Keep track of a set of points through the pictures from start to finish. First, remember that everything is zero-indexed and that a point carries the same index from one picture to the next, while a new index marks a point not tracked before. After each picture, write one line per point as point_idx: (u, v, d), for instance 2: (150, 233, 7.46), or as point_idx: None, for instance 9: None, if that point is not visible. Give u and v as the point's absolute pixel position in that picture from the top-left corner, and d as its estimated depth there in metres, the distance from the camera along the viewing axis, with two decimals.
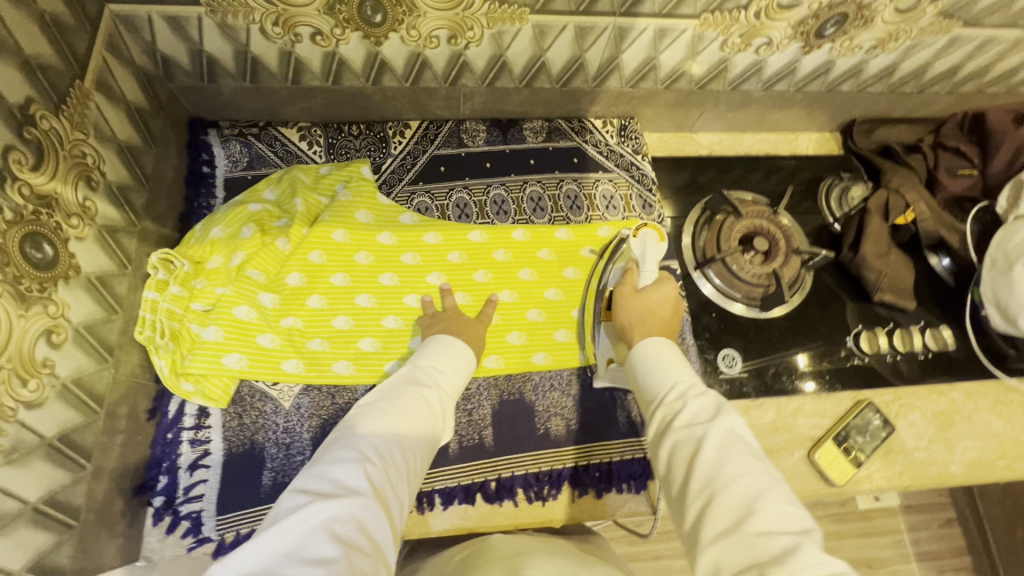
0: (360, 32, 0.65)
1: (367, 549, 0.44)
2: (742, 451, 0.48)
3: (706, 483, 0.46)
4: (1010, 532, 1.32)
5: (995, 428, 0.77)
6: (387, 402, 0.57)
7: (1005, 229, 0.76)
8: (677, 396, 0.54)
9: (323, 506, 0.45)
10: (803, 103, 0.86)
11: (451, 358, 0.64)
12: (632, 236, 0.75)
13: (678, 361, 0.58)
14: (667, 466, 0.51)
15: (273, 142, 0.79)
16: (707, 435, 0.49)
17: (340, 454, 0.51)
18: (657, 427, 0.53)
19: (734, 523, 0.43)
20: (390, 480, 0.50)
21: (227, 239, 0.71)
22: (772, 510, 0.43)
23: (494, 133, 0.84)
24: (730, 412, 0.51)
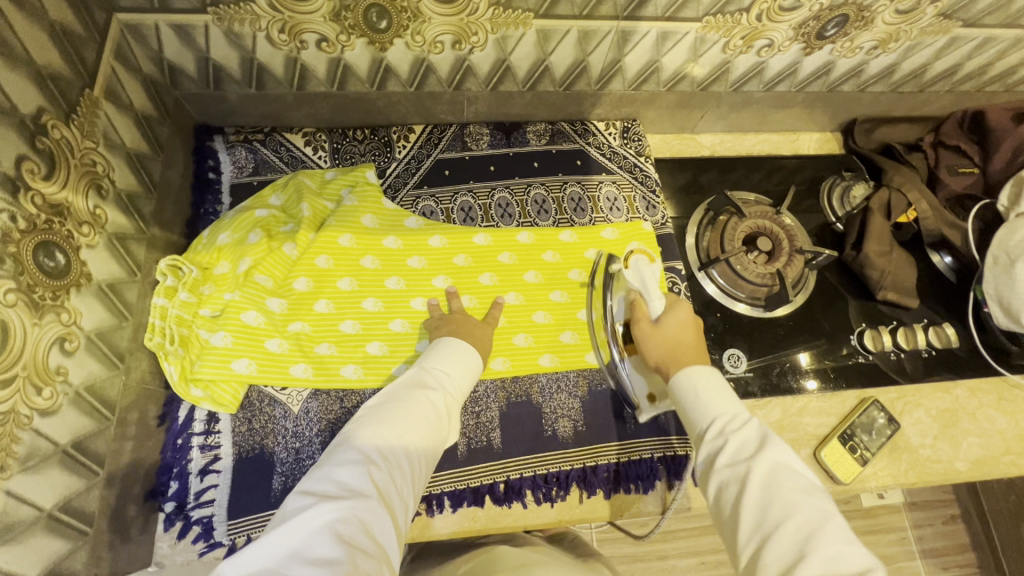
0: (366, 38, 0.65)
1: (368, 550, 0.45)
2: (791, 487, 0.47)
3: (757, 526, 0.46)
4: (1014, 528, 1.32)
5: (999, 425, 0.78)
6: (392, 404, 0.58)
7: (1007, 226, 0.76)
8: (716, 433, 0.54)
9: (328, 509, 0.46)
10: (804, 103, 0.86)
11: (458, 360, 0.65)
12: (625, 266, 0.73)
13: (719, 392, 0.57)
14: (716, 506, 0.51)
15: (278, 148, 0.80)
16: (751, 473, 0.49)
17: (345, 455, 0.53)
18: (703, 465, 0.53)
19: (787, 566, 0.43)
20: (393, 482, 0.51)
21: (234, 244, 0.72)
22: (829, 550, 0.43)
23: (498, 136, 0.85)
24: (775, 444, 0.50)
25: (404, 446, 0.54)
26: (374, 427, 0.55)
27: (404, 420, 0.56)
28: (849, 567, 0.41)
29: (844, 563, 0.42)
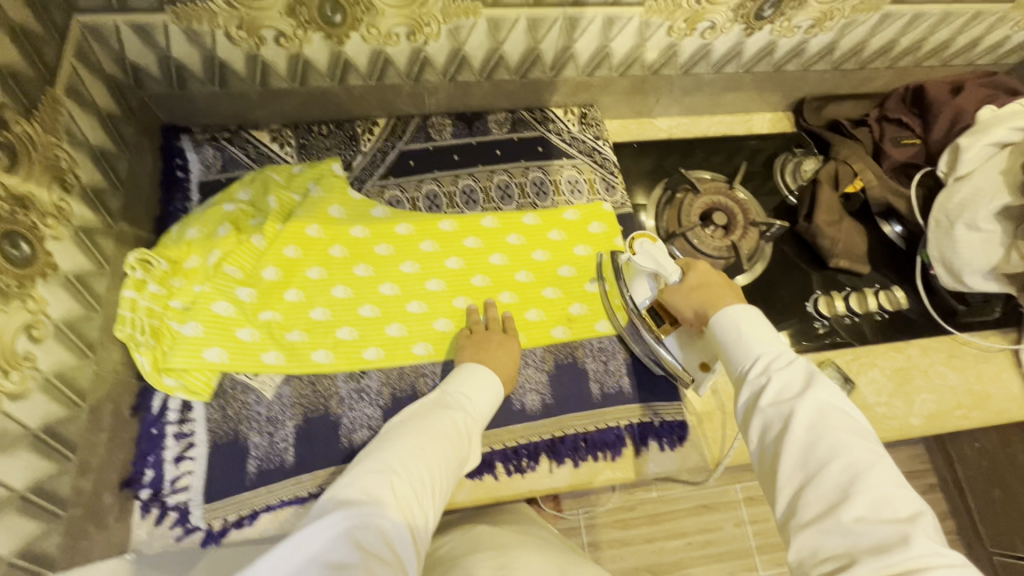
0: (322, 32, 0.68)
1: (388, 558, 0.44)
2: (839, 429, 0.47)
3: (801, 467, 0.46)
4: (988, 492, 1.35)
5: (951, 380, 0.82)
6: (416, 421, 0.58)
7: (947, 190, 0.81)
8: (759, 371, 0.53)
9: (346, 513, 0.46)
10: (753, 84, 0.90)
11: (484, 381, 0.65)
12: (631, 255, 0.68)
13: (764, 334, 0.56)
14: (756, 448, 0.51)
15: (245, 145, 0.82)
16: (798, 414, 0.48)
17: (368, 463, 0.52)
18: (745, 408, 0.53)
19: (830, 507, 0.43)
20: (415, 494, 0.50)
21: (203, 238, 0.73)
22: (874, 493, 0.43)
23: (460, 127, 0.88)
24: (823, 384, 0.50)
25: (426, 460, 0.53)
26: (398, 441, 0.55)
27: (425, 435, 0.56)
28: (898, 511, 0.41)
29: (894, 506, 0.42)
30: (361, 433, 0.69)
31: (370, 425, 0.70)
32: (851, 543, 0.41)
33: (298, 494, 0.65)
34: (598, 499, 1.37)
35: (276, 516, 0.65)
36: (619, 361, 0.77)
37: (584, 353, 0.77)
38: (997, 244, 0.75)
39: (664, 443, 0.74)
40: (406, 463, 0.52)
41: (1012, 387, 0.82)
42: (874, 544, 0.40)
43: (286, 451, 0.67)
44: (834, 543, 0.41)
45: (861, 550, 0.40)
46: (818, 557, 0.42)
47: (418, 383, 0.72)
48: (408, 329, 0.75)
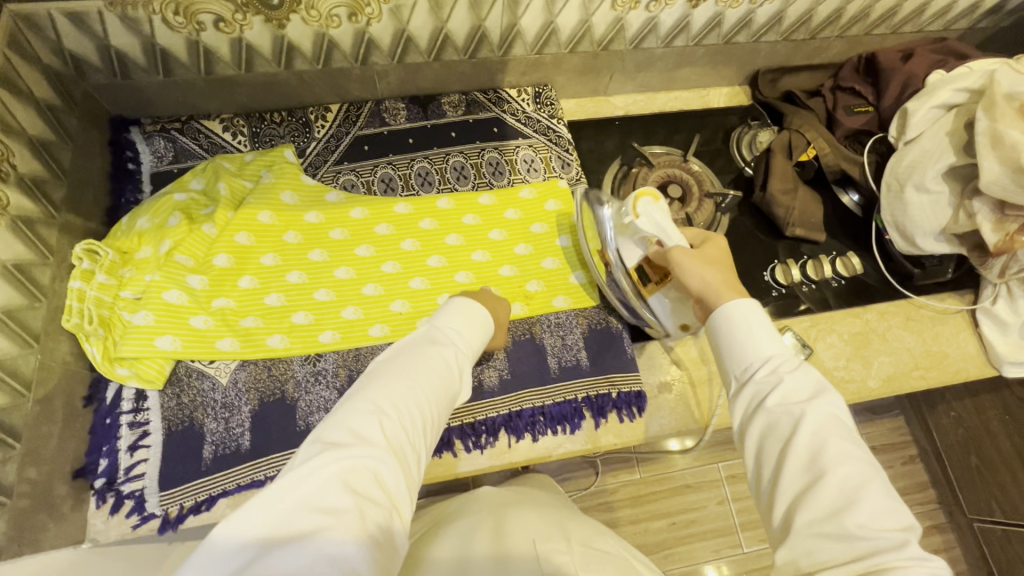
0: (262, 16, 0.68)
1: (379, 499, 0.43)
2: (844, 439, 0.45)
3: (804, 471, 0.44)
4: (965, 459, 1.35)
5: (908, 343, 0.83)
6: (403, 362, 0.56)
7: (897, 155, 0.82)
8: (769, 371, 0.50)
9: (336, 455, 0.44)
10: (705, 57, 0.91)
11: (475, 318, 0.65)
12: (632, 214, 0.66)
13: (770, 331, 0.53)
14: (755, 445, 0.48)
15: (196, 135, 0.81)
16: (807, 419, 0.46)
17: (356, 404, 0.50)
18: (747, 405, 0.50)
19: (831, 511, 0.41)
20: (404, 433, 0.49)
21: (154, 229, 0.73)
22: (874, 504, 0.41)
23: (414, 110, 0.87)
24: (833, 394, 0.47)
25: (416, 399, 0.52)
26: (387, 380, 0.52)
27: (413, 374, 0.54)
28: (894, 524, 0.41)
29: (890, 518, 0.41)
30: (318, 415, 0.69)
31: (327, 407, 0.70)
32: (851, 547, 0.40)
33: (254, 478, 0.65)
34: (582, 482, 1.38)
35: (233, 500, 0.65)
36: (576, 335, 0.77)
37: (541, 329, 0.77)
38: (946, 205, 0.76)
39: (623, 414, 0.74)
40: (396, 404, 0.50)
41: (969, 347, 0.83)
42: (872, 552, 0.39)
43: (243, 436, 0.67)
44: (835, 550, 0.40)
45: (861, 556, 0.39)
46: (814, 560, 0.41)
47: None
48: (364, 312, 0.75)
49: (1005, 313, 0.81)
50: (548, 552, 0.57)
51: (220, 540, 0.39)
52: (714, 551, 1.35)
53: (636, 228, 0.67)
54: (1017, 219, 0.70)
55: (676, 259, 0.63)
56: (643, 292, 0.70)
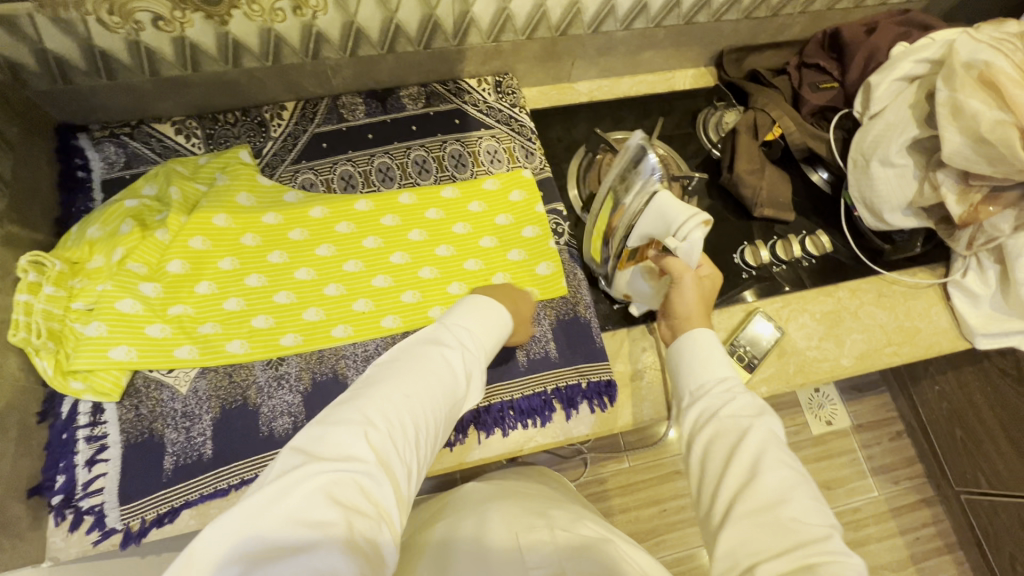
0: (202, 12, 0.66)
1: (369, 512, 0.41)
2: (783, 451, 0.48)
3: (743, 472, 0.47)
4: (950, 432, 1.33)
5: (880, 319, 0.82)
6: (406, 364, 0.52)
7: (862, 130, 0.80)
8: (720, 389, 0.54)
9: (320, 467, 0.41)
10: (667, 39, 0.90)
11: (489, 319, 0.61)
12: (681, 237, 0.59)
13: (722, 353, 0.57)
14: (701, 452, 0.51)
15: (148, 140, 0.79)
16: (751, 429, 0.49)
17: (347, 410, 0.46)
18: (696, 417, 0.53)
19: (766, 505, 0.44)
20: (397, 443, 0.46)
21: (106, 237, 0.72)
22: (805, 502, 0.44)
23: (373, 105, 0.86)
24: (774, 414, 0.51)
25: (414, 404, 0.49)
26: (383, 384, 0.49)
27: (412, 379, 0.50)
28: (824, 519, 0.44)
29: (820, 515, 0.44)
30: (281, 420, 0.68)
31: (291, 412, 0.68)
32: (782, 539, 0.42)
33: (218, 487, 0.64)
34: (570, 474, 1.37)
35: (198, 511, 0.64)
36: (544, 327, 0.76)
37: None
38: (911, 178, 0.75)
39: (594, 404, 0.73)
40: (389, 412, 0.47)
41: (941, 321, 0.83)
42: (802, 541, 0.41)
43: (204, 445, 0.66)
44: (767, 542, 0.42)
45: (791, 544, 0.41)
46: (745, 550, 0.43)
47: (339, 366, 0.71)
48: (326, 313, 0.73)
49: (976, 285, 0.80)
50: (531, 545, 0.56)
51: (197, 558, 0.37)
52: None
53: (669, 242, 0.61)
54: (982, 189, 0.70)
55: (676, 281, 0.64)
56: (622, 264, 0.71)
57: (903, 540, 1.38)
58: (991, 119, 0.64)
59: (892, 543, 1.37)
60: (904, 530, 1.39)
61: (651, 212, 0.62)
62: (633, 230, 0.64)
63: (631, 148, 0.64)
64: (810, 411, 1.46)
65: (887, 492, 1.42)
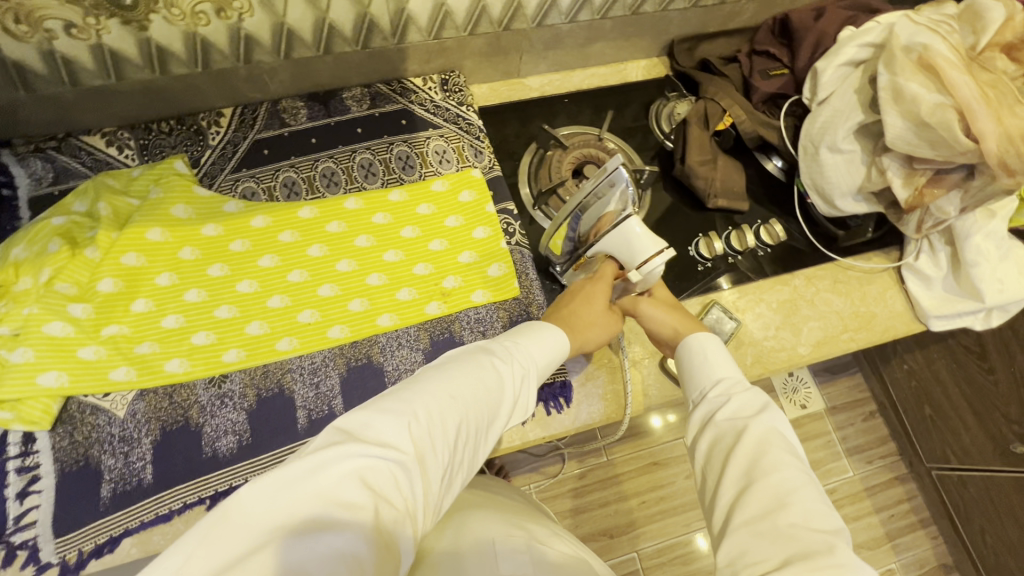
0: (118, 18, 0.64)
1: (396, 503, 0.41)
2: (786, 451, 0.50)
3: (744, 476, 0.49)
4: (919, 410, 1.34)
5: (837, 305, 0.82)
6: (459, 366, 0.53)
7: (811, 116, 0.80)
8: (718, 392, 0.57)
9: (357, 450, 0.41)
10: (614, 30, 0.89)
11: (541, 340, 0.62)
12: (644, 265, 0.67)
13: (726, 356, 0.61)
14: (703, 458, 0.54)
15: (77, 153, 0.76)
16: (748, 428, 0.52)
17: (394, 401, 0.46)
18: (699, 423, 0.57)
19: (765, 512, 0.46)
20: (435, 441, 0.45)
21: (33, 257, 0.68)
22: (803, 507, 0.46)
23: (315, 108, 0.83)
24: (775, 410, 0.53)
25: (458, 406, 0.49)
26: (432, 382, 0.50)
27: (461, 382, 0.51)
28: (826, 526, 0.44)
29: (821, 521, 0.45)
30: (226, 440, 0.66)
31: (235, 431, 0.66)
32: (781, 549, 0.43)
33: (160, 513, 0.62)
34: (547, 472, 1.34)
35: (140, 538, 0.62)
36: (497, 329, 0.75)
37: (461, 326, 0.74)
38: (859, 163, 0.75)
39: (550, 407, 0.72)
40: (433, 409, 0.47)
41: (896, 304, 0.83)
42: (799, 549, 0.42)
43: (144, 469, 0.63)
44: (768, 552, 0.43)
45: (790, 556, 0.42)
46: (746, 560, 0.44)
47: (285, 380, 0.69)
48: (271, 326, 0.71)
49: (928, 267, 0.81)
50: (507, 552, 0.56)
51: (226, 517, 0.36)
52: (685, 526, 1.32)
53: (631, 265, 0.68)
54: (926, 172, 0.70)
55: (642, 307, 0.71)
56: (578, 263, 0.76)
57: (878, 518, 1.39)
58: (931, 102, 0.64)
59: (868, 522, 1.38)
60: (879, 508, 1.40)
61: (618, 236, 0.67)
62: (598, 244, 0.69)
63: (611, 171, 0.64)
64: (784, 396, 1.47)
65: (862, 471, 1.43)
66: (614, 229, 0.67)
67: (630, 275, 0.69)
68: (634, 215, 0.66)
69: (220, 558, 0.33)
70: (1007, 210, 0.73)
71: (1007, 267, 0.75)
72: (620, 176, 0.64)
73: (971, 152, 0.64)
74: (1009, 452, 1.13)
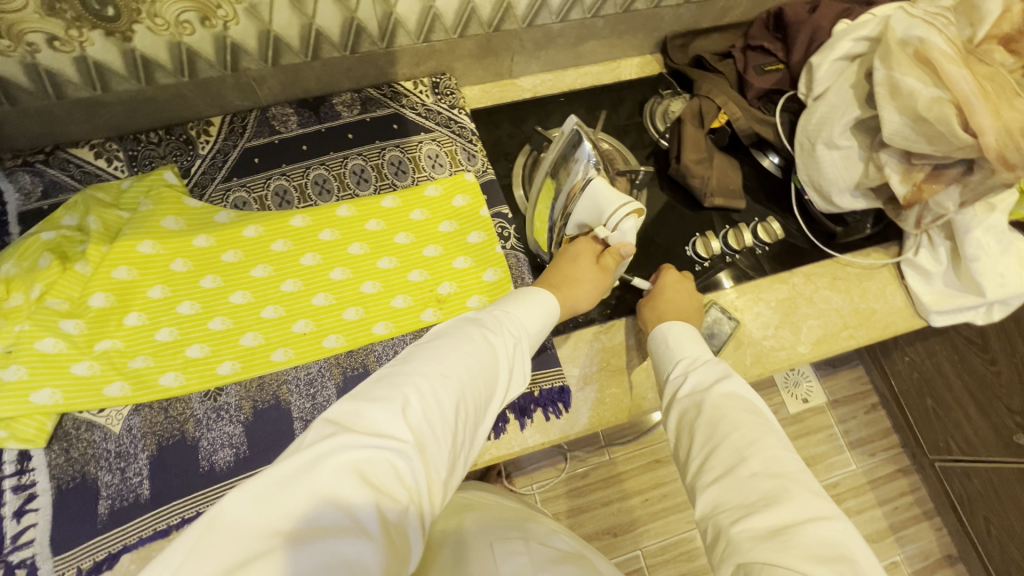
0: (100, 29, 0.63)
1: (399, 495, 0.40)
2: (744, 410, 0.51)
3: (706, 440, 0.51)
4: (921, 401, 1.33)
5: (836, 303, 0.81)
6: (449, 343, 0.51)
7: (807, 111, 0.79)
8: (682, 369, 0.60)
9: (352, 444, 0.40)
10: (606, 29, 0.88)
11: (531, 311, 0.61)
12: (609, 227, 0.67)
13: (690, 337, 0.64)
14: (674, 432, 0.56)
15: (66, 165, 0.75)
16: (706, 400, 0.54)
17: (386, 388, 0.45)
18: (667, 402, 0.59)
19: (728, 467, 0.48)
20: (433, 425, 0.44)
21: (24, 273, 0.67)
22: (763, 455, 0.47)
23: (305, 114, 0.82)
24: (735, 378, 0.55)
25: (454, 384, 0.47)
26: (423, 361, 0.48)
27: (453, 358, 0.49)
28: (786, 469, 0.46)
29: (781, 466, 0.46)
30: (222, 453, 0.65)
31: (232, 444, 0.66)
32: (746, 496, 0.45)
33: (158, 528, 0.62)
34: (550, 471, 1.33)
35: (138, 554, 0.61)
36: None
37: None
38: (856, 159, 0.74)
39: (549, 412, 0.72)
40: (428, 392, 0.45)
41: (897, 301, 0.82)
42: (760, 497, 0.44)
43: (141, 484, 0.63)
44: (732, 498, 0.46)
45: (754, 504, 0.44)
46: (717, 511, 0.46)
47: (281, 392, 0.68)
48: (266, 337, 0.70)
49: (927, 262, 0.80)
50: (505, 553, 0.55)
51: (216, 524, 0.34)
52: (688, 522, 1.31)
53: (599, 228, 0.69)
54: (923, 168, 0.69)
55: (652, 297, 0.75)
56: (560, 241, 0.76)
57: (881, 510, 1.39)
58: (928, 97, 0.63)
59: (872, 515, 1.38)
60: (883, 501, 1.40)
61: (586, 198, 0.68)
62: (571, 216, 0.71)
63: (568, 133, 0.68)
64: (786, 390, 1.47)
65: (865, 465, 1.42)
66: (582, 194, 0.68)
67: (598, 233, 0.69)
68: (596, 175, 0.67)
69: (215, 566, 0.32)
70: (1007, 203, 0.72)
71: (1007, 261, 0.74)
72: (575, 136, 0.68)
73: (969, 147, 0.63)
74: (1012, 443, 1.12)
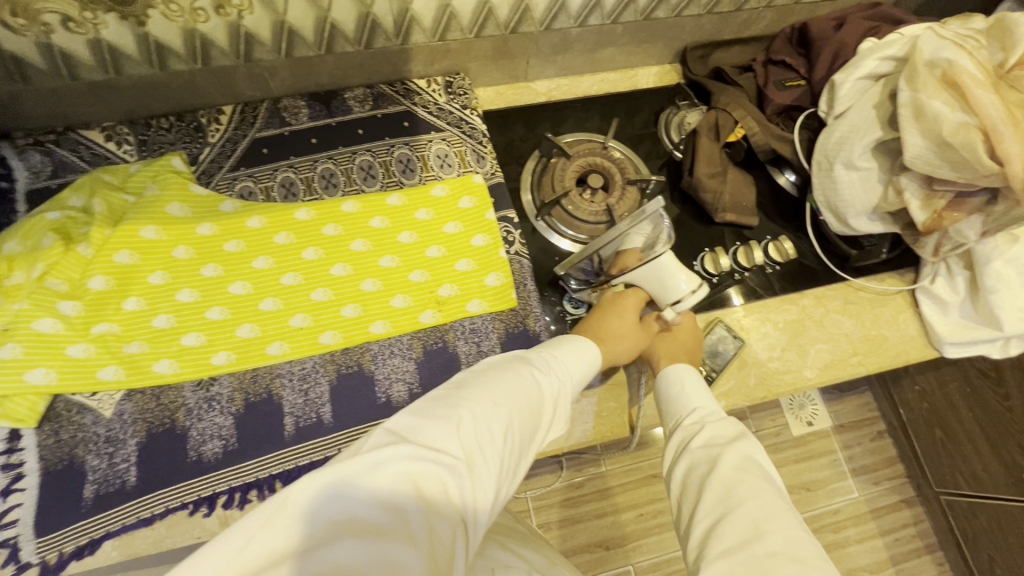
0: (115, 13, 0.63)
1: (446, 513, 0.38)
2: (760, 478, 0.50)
3: (719, 502, 0.48)
4: (930, 433, 1.30)
5: (846, 328, 0.79)
6: (501, 374, 0.51)
7: (826, 130, 0.77)
8: (695, 421, 0.59)
9: (410, 452, 0.39)
10: (624, 36, 0.86)
11: (576, 355, 0.61)
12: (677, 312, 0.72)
13: (700, 388, 0.64)
14: (679, 488, 0.54)
15: (76, 147, 0.75)
16: (722, 457, 0.52)
17: (443, 409, 0.44)
18: (676, 452, 0.57)
19: (743, 540, 0.44)
20: (484, 448, 0.43)
21: (26, 252, 0.67)
22: (782, 534, 0.44)
23: (316, 107, 0.82)
24: (750, 440, 0.54)
25: (504, 413, 0.46)
26: (477, 389, 0.48)
27: (504, 388, 0.49)
28: (806, 553, 0.43)
29: (802, 550, 0.44)
30: (211, 444, 0.65)
31: (221, 435, 0.65)
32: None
33: (143, 516, 0.61)
34: (544, 480, 1.30)
35: (121, 542, 0.61)
36: (491, 341, 0.73)
37: (455, 336, 0.73)
38: (876, 181, 0.72)
39: None
40: (482, 418, 0.44)
41: (910, 329, 0.80)
42: None
43: (128, 471, 0.62)
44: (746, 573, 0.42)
45: None
46: None
47: (274, 386, 0.68)
48: (262, 329, 0.69)
49: (944, 292, 0.77)
50: None
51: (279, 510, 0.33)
52: None
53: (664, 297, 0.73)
54: (945, 194, 0.67)
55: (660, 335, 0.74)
56: (598, 285, 0.76)
57: (882, 541, 1.35)
58: (954, 121, 0.61)
59: (871, 545, 1.34)
60: (884, 531, 1.36)
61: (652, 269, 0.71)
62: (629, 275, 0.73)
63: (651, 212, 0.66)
64: (792, 413, 1.42)
65: (868, 493, 1.39)
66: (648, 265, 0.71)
67: (666, 313, 0.72)
68: (664, 251, 0.71)
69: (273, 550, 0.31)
70: None
71: None
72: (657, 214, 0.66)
73: (994, 175, 0.61)
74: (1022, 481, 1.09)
